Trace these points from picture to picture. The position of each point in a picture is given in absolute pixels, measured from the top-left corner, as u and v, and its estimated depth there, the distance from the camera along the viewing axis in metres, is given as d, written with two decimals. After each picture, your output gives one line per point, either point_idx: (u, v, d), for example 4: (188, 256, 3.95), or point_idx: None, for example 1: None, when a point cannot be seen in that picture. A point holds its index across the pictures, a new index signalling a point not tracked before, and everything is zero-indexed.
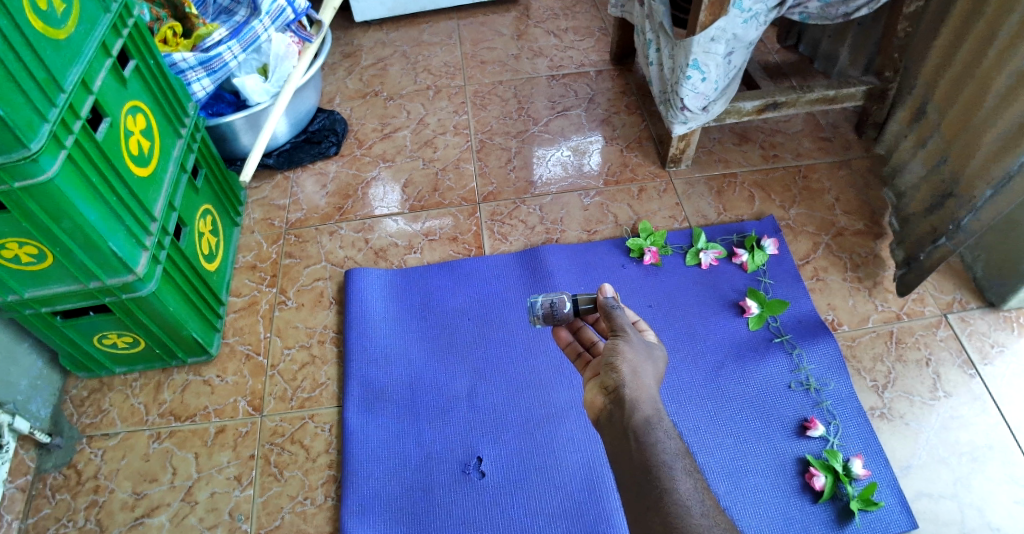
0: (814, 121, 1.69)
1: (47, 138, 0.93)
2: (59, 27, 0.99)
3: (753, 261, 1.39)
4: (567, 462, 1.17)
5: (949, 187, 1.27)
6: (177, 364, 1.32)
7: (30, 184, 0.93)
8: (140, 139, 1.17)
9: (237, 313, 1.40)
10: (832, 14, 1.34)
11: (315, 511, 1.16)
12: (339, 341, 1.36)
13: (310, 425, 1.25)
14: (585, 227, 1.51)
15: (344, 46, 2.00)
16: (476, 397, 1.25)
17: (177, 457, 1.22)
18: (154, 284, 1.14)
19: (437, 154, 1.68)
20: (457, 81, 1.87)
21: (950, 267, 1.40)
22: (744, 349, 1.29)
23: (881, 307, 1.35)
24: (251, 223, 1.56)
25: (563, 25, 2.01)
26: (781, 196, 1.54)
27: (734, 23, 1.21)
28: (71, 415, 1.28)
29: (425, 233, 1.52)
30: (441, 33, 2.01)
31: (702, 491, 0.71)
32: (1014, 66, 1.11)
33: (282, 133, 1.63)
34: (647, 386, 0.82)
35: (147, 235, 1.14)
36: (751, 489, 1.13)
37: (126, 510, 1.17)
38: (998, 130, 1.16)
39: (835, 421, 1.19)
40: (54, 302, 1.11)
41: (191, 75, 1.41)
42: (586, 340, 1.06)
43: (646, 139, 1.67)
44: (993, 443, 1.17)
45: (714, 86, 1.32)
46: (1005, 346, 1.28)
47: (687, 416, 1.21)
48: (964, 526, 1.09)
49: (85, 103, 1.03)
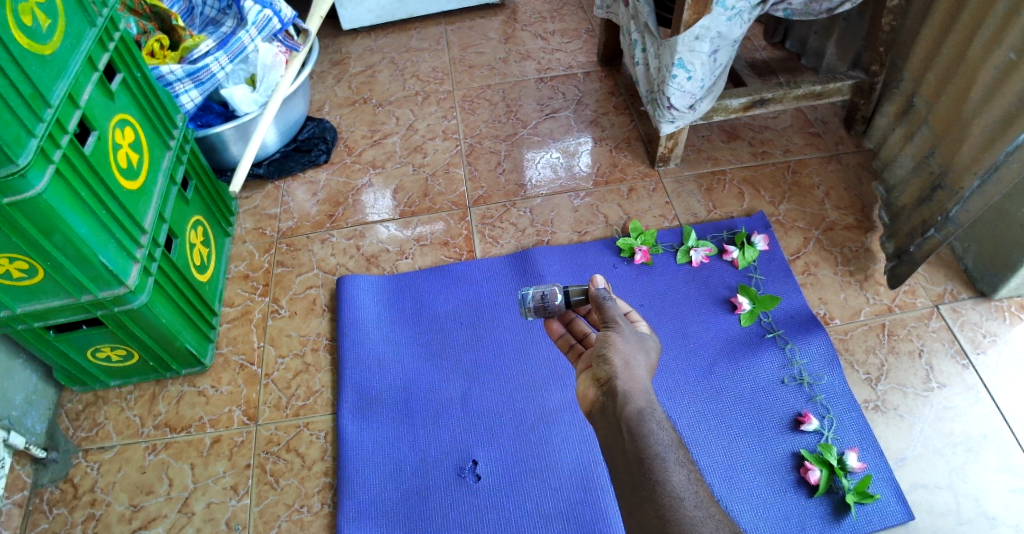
0: (802, 116, 1.69)
1: (34, 153, 0.93)
2: (45, 42, 1.00)
3: (744, 258, 1.39)
4: (563, 463, 1.17)
5: (937, 179, 1.27)
6: (172, 375, 1.32)
7: (19, 199, 0.93)
8: (129, 152, 1.17)
9: (231, 322, 1.41)
10: (816, 10, 1.35)
11: (312, 519, 1.16)
12: (332, 348, 1.36)
13: (305, 433, 1.25)
14: (576, 229, 1.51)
15: (332, 54, 2.01)
16: (469, 400, 1.25)
17: (173, 468, 1.22)
18: (146, 296, 1.14)
19: (427, 160, 1.69)
20: (445, 86, 1.87)
21: (940, 259, 1.40)
22: (736, 345, 1.29)
23: (873, 300, 1.35)
24: (242, 233, 1.57)
25: (550, 27, 2.01)
26: (770, 193, 1.54)
27: (718, 21, 1.22)
28: (67, 429, 1.28)
29: (417, 239, 1.52)
30: (429, 38, 2.02)
31: (695, 483, 0.70)
32: (1000, 56, 1.11)
33: (271, 142, 1.63)
34: (639, 378, 0.82)
35: (138, 247, 1.14)
36: (746, 486, 1.13)
37: (123, 522, 1.17)
38: (985, 122, 1.16)
39: (829, 414, 1.19)
40: (46, 316, 1.11)
41: (178, 87, 1.42)
42: (578, 332, 1.08)
43: (635, 139, 1.68)
44: (987, 432, 1.17)
45: (700, 84, 1.33)
46: (997, 336, 1.28)
47: (681, 413, 1.22)
48: (960, 516, 1.09)
49: (73, 117, 1.04)
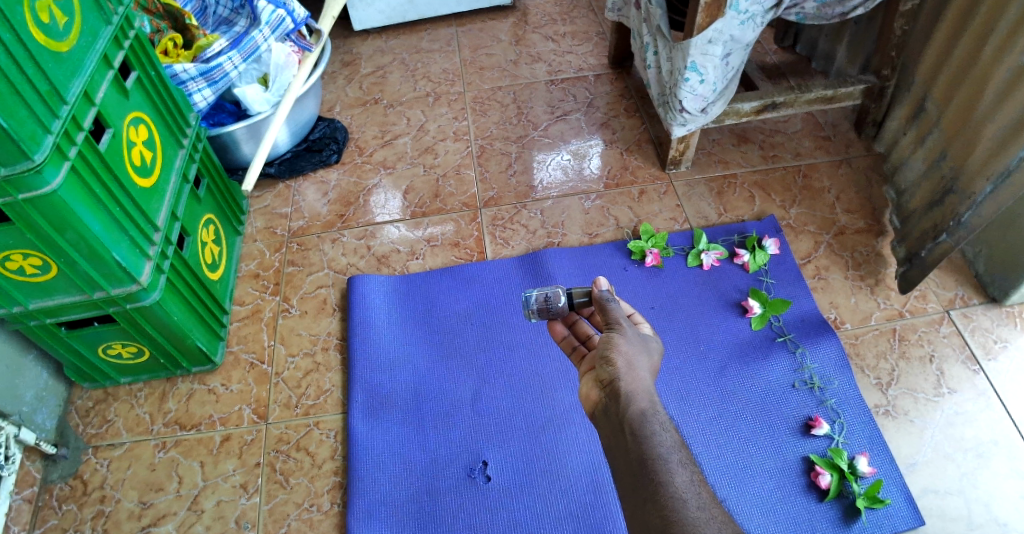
0: (812, 120, 1.70)
1: (51, 150, 0.93)
2: (61, 40, 1.00)
3: (755, 261, 1.39)
4: (574, 464, 1.17)
5: (949, 184, 1.27)
6: (183, 373, 1.33)
7: (35, 196, 0.93)
8: (142, 150, 1.18)
9: (241, 321, 1.41)
10: (828, 14, 1.34)
11: (321, 518, 1.16)
12: (342, 347, 1.36)
13: (315, 432, 1.25)
14: (587, 230, 1.51)
15: (343, 54, 2.01)
16: (479, 401, 1.25)
17: (183, 466, 1.22)
18: (158, 293, 1.14)
19: (437, 160, 1.69)
20: (456, 87, 1.88)
21: (951, 264, 1.40)
22: (748, 349, 1.29)
23: (884, 304, 1.35)
24: (253, 231, 1.57)
25: (561, 30, 2.02)
26: (781, 196, 1.54)
27: (730, 25, 1.22)
28: (77, 426, 1.28)
29: (428, 239, 1.52)
30: (440, 40, 2.03)
31: (698, 484, 0.69)
32: (1012, 61, 1.11)
33: (283, 142, 1.64)
34: (642, 378, 0.82)
35: (151, 244, 1.14)
36: (757, 489, 1.13)
37: (133, 519, 1.18)
38: (996, 127, 1.16)
39: (840, 419, 1.19)
40: (58, 313, 1.12)
41: (191, 86, 1.42)
42: (581, 333, 1.07)
43: (645, 142, 1.68)
44: (998, 438, 1.17)
45: (712, 87, 1.32)
46: (1008, 342, 1.27)
47: (689, 416, 1.22)
48: (970, 522, 1.09)
49: (88, 115, 1.04)
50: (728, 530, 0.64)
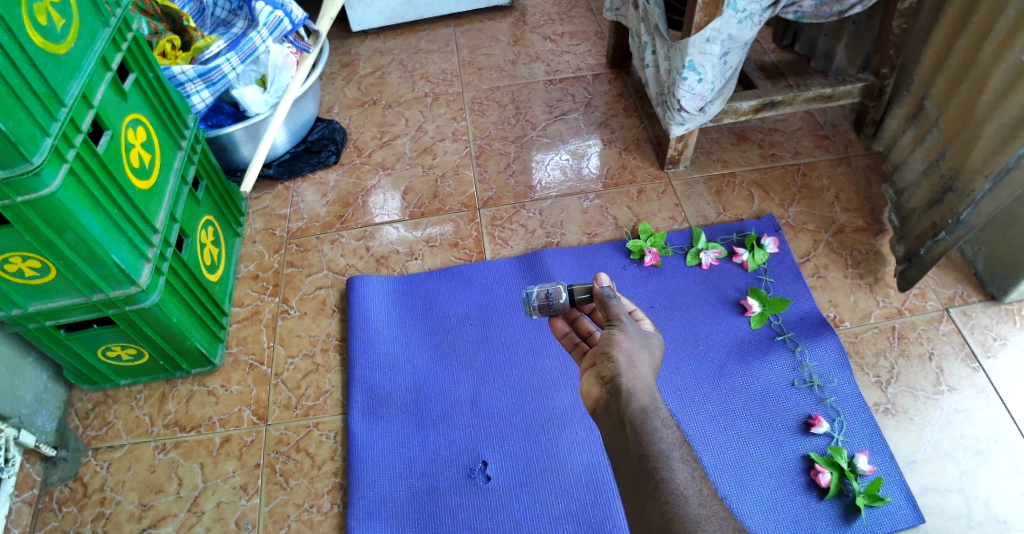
0: (811, 119, 1.70)
1: (49, 152, 0.94)
2: (59, 42, 1.00)
3: (754, 260, 1.39)
4: (573, 464, 1.17)
5: (948, 182, 1.27)
6: (182, 374, 1.33)
7: (34, 197, 0.93)
8: (141, 151, 1.18)
9: (241, 322, 1.41)
10: (826, 12, 1.34)
11: (321, 519, 1.16)
12: (342, 348, 1.36)
13: (315, 432, 1.25)
14: (586, 230, 1.51)
15: (342, 55, 2.01)
16: (479, 401, 1.25)
17: (183, 468, 1.22)
18: (157, 295, 1.14)
19: (436, 161, 1.69)
20: (455, 87, 1.88)
21: (951, 262, 1.40)
22: (747, 348, 1.29)
23: (883, 302, 1.35)
24: (252, 233, 1.57)
25: (559, 30, 2.02)
26: (780, 195, 1.54)
27: (729, 24, 1.22)
28: (77, 427, 1.28)
29: (427, 239, 1.52)
30: (439, 40, 2.03)
31: (699, 481, 0.69)
32: (1011, 59, 1.11)
33: (282, 143, 1.64)
34: (642, 376, 0.82)
35: (150, 246, 1.14)
36: (757, 487, 1.13)
37: (133, 521, 1.18)
38: (996, 125, 1.16)
39: (840, 417, 1.19)
40: (58, 315, 1.12)
41: (190, 88, 1.42)
42: (582, 331, 1.06)
43: (644, 141, 1.68)
44: (998, 436, 1.17)
45: (711, 87, 1.32)
46: (1007, 339, 1.27)
47: (689, 415, 1.22)
48: (970, 520, 1.09)
49: (86, 116, 1.04)
50: (729, 527, 0.64)
